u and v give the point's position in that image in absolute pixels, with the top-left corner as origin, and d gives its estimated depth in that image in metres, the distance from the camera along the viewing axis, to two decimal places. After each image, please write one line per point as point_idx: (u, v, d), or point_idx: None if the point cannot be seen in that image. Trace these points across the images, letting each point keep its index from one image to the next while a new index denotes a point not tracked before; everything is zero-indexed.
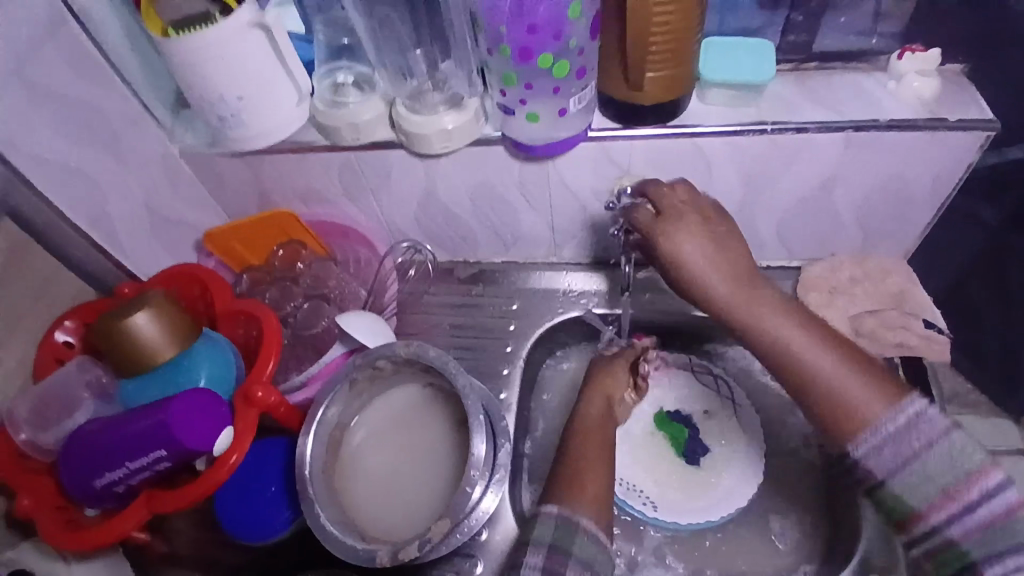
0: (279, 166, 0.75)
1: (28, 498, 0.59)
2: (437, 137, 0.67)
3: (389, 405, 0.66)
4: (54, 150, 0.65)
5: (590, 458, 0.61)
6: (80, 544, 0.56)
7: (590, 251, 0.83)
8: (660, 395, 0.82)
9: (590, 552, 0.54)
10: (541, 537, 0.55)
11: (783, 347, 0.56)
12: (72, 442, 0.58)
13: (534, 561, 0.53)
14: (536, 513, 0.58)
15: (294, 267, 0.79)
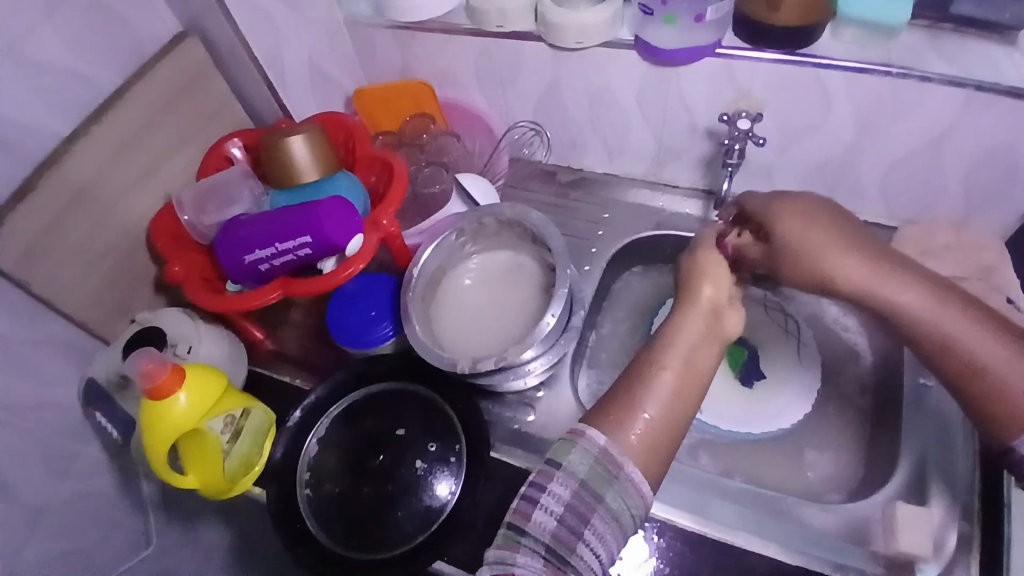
0: (427, 46, 0.83)
1: (180, 268, 0.71)
2: (573, 32, 0.74)
3: (486, 262, 0.76)
4: None
5: (653, 394, 0.54)
6: (219, 305, 0.68)
7: (691, 175, 0.88)
8: None
9: (623, 504, 0.50)
10: (571, 468, 0.50)
11: (889, 296, 0.55)
12: (230, 226, 0.70)
13: (561, 491, 0.49)
14: (572, 436, 0.52)
15: (421, 137, 0.88)
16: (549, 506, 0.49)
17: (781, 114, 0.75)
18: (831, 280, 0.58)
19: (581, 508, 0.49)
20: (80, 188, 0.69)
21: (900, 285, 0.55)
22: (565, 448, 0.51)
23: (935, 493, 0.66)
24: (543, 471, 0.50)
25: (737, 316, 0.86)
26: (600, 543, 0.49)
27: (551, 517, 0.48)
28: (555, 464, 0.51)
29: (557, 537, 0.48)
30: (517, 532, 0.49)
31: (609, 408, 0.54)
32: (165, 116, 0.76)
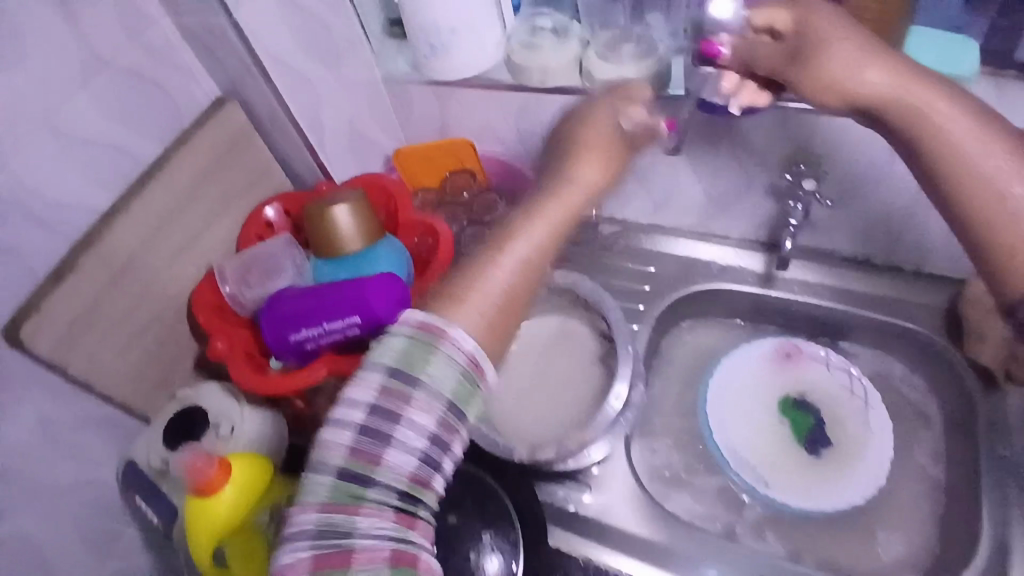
0: (466, 103, 0.82)
1: (223, 343, 0.69)
2: (621, 89, 0.71)
3: (535, 330, 0.73)
4: (292, 57, 0.74)
5: (504, 268, 0.58)
6: (264, 384, 0.66)
7: (741, 228, 0.84)
8: (788, 380, 0.81)
9: (477, 415, 0.50)
10: (398, 381, 0.46)
11: (944, 117, 0.49)
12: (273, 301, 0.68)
13: (422, 417, 0.46)
14: (433, 338, 0.47)
15: (462, 195, 0.85)
16: (407, 438, 0.46)
17: (841, 168, 0.71)
18: (896, 108, 0.51)
19: (449, 428, 0.47)
20: (123, 264, 0.67)
21: (958, 111, 0.49)
22: (422, 353, 0.47)
23: None
24: (398, 393, 0.46)
25: (795, 377, 0.81)
26: (457, 455, 0.49)
27: (413, 452, 0.46)
28: (410, 377, 0.46)
29: (420, 469, 0.46)
30: (367, 467, 0.45)
31: (447, 300, 0.54)
32: (207, 185, 0.74)
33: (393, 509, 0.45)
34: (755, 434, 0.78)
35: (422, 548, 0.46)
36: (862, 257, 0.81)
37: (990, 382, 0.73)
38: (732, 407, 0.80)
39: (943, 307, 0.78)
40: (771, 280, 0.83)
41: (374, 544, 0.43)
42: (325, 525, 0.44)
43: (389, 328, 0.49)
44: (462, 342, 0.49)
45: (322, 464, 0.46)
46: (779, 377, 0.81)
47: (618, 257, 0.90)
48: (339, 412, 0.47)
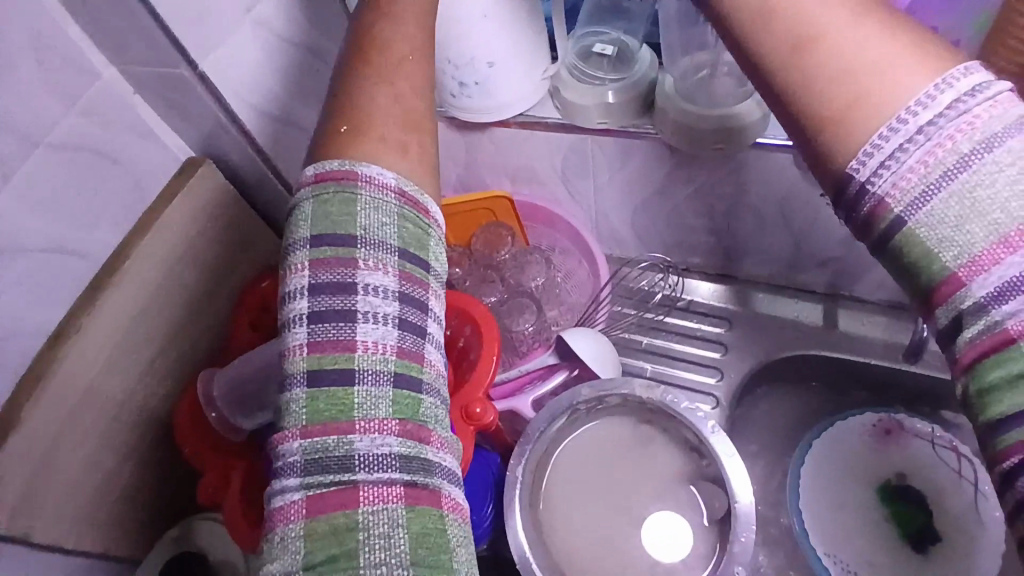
0: (498, 142, 0.66)
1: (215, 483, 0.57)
2: (714, 136, 0.57)
3: (599, 438, 0.59)
4: (273, 103, 0.58)
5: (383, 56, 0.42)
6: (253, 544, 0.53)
7: (829, 282, 0.70)
8: (884, 460, 0.69)
9: (442, 258, 0.39)
10: (323, 245, 0.36)
11: None
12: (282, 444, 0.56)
13: (377, 281, 0.36)
14: (342, 165, 0.37)
15: (495, 254, 0.70)
16: (378, 325, 0.35)
17: None
18: (792, 67, 0.34)
19: (413, 283, 0.37)
20: (86, 395, 0.52)
21: (913, 85, 0.32)
22: (342, 201, 0.36)
23: None
24: (339, 261, 0.35)
25: (893, 460, 0.68)
26: (441, 323, 0.38)
27: (388, 324, 0.35)
28: (327, 235, 0.36)
29: (405, 344, 0.35)
30: (342, 361, 0.34)
31: (341, 145, 0.38)
32: (183, 274, 0.58)
33: (394, 417, 0.34)
34: (857, 537, 0.66)
35: (445, 477, 0.34)
36: None
37: None
38: (826, 505, 0.67)
39: None
40: (867, 345, 0.69)
41: (377, 471, 0.32)
42: (308, 462, 0.33)
43: (296, 193, 0.38)
44: (384, 178, 0.37)
45: (288, 378, 0.35)
46: (875, 463, 0.69)
47: (680, 316, 0.75)
48: (283, 314, 0.36)
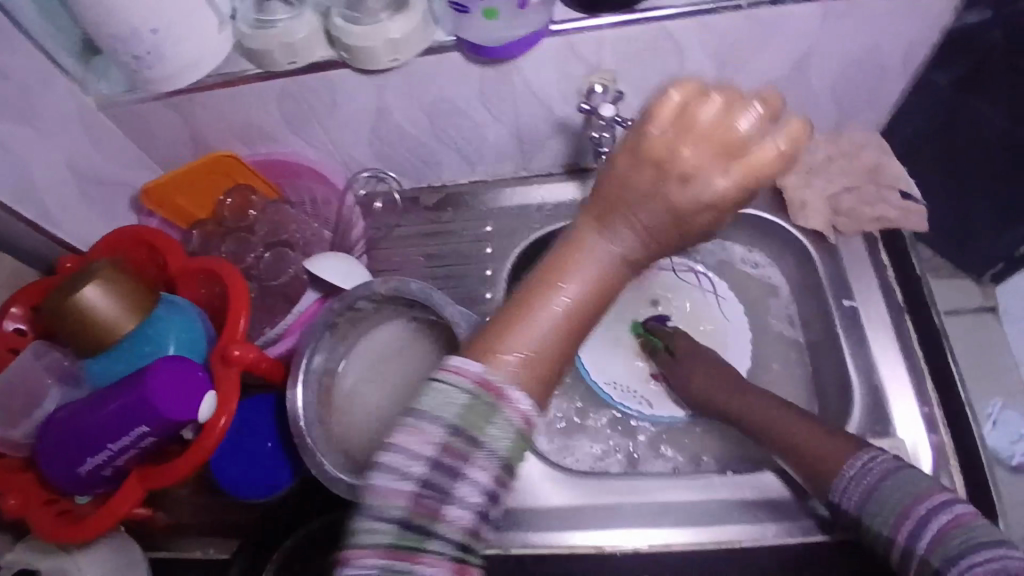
0: (210, 106, 0.68)
1: (16, 498, 0.59)
2: (386, 49, 0.60)
3: (372, 346, 0.64)
4: None
5: (533, 329, 0.43)
6: (76, 534, 0.57)
7: (558, 160, 0.79)
8: (643, 296, 0.80)
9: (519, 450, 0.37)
10: (449, 451, 0.35)
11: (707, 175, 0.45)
12: (47, 428, 0.58)
13: (477, 476, 0.36)
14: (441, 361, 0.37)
15: (245, 216, 0.73)
16: (465, 508, 0.35)
17: (640, 78, 0.67)
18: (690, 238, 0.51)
19: (455, 459, 0.35)
20: None
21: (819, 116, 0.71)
22: (476, 418, 0.35)
23: (896, 418, 0.65)
24: (452, 455, 0.35)
25: (647, 294, 0.80)
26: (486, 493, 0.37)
27: (466, 510, 0.36)
28: (465, 434, 0.35)
29: (456, 529, 0.35)
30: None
31: (475, 350, 0.42)
32: None
33: None
34: (633, 367, 0.78)
35: None
36: None
37: (821, 241, 0.74)
38: (605, 353, 0.78)
39: (766, 182, 0.78)
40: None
41: None
42: None
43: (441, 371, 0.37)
44: (469, 370, 0.37)
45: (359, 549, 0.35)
46: (636, 304, 0.80)
47: (445, 226, 0.82)
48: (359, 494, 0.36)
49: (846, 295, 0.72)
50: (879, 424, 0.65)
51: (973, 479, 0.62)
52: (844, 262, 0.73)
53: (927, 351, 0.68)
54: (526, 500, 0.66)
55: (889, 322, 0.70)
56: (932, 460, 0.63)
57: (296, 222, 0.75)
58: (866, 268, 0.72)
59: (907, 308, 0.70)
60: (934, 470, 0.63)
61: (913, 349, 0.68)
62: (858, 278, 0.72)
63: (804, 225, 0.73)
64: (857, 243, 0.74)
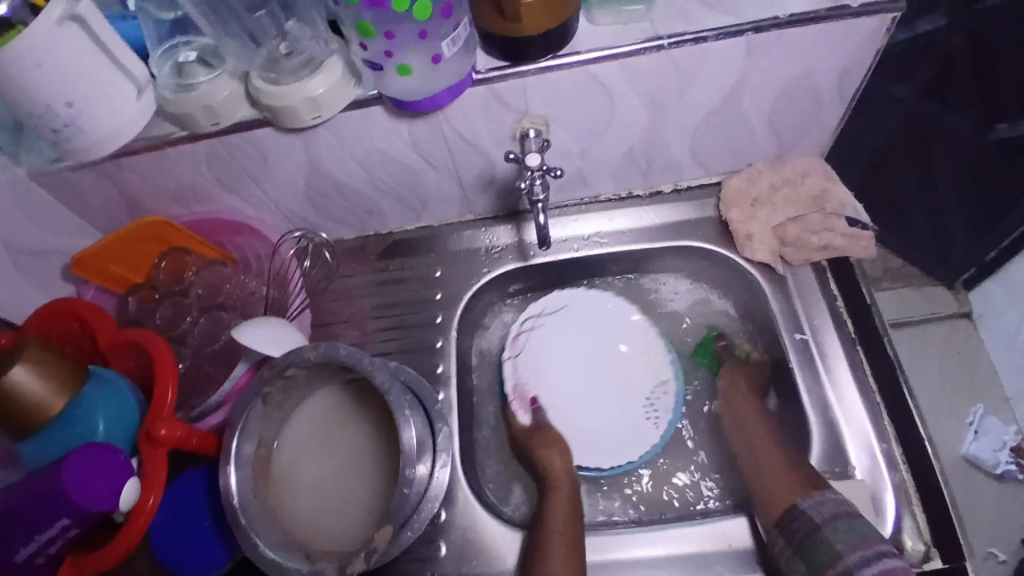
0: (140, 170, 0.67)
1: None
2: (306, 108, 0.60)
3: (309, 415, 0.62)
4: None
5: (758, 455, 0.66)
6: None
7: (502, 203, 0.78)
8: (541, 365, 0.77)
9: None
10: None
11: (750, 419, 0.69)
12: None
13: None
14: None
15: (181, 279, 0.73)
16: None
17: (573, 121, 0.67)
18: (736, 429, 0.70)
19: None
20: None
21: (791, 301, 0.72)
22: None
23: (855, 457, 0.65)
24: None
25: (543, 369, 0.77)
26: None
27: None
28: None
29: None
30: None
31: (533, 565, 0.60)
32: None
33: None
34: (611, 401, 0.75)
35: None
36: (624, 192, 0.78)
37: (771, 271, 0.74)
38: (581, 434, 0.74)
39: (713, 215, 0.77)
40: (530, 250, 0.79)
41: None
42: None
43: None
44: None
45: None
46: (544, 382, 0.77)
47: (391, 278, 0.80)
48: None
49: (801, 324, 0.71)
50: (838, 463, 0.65)
51: (933, 515, 0.62)
52: (794, 292, 0.72)
53: (881, 381, 0.68)
54: (481, 564, 0.64)
55: (844, 354, 0.69)
56: (892, 501, 0.62)
57: (231, 281, 0.75)
58: (819, 301, 0.72)
59: (860, 338, 0.70)
60: (895, 508, 0.62)
61: (869, 378, 0.68)
62: (812, 310, 0.71)
63: (752, 257, 0.73)
64: (807, 272, 0.73)
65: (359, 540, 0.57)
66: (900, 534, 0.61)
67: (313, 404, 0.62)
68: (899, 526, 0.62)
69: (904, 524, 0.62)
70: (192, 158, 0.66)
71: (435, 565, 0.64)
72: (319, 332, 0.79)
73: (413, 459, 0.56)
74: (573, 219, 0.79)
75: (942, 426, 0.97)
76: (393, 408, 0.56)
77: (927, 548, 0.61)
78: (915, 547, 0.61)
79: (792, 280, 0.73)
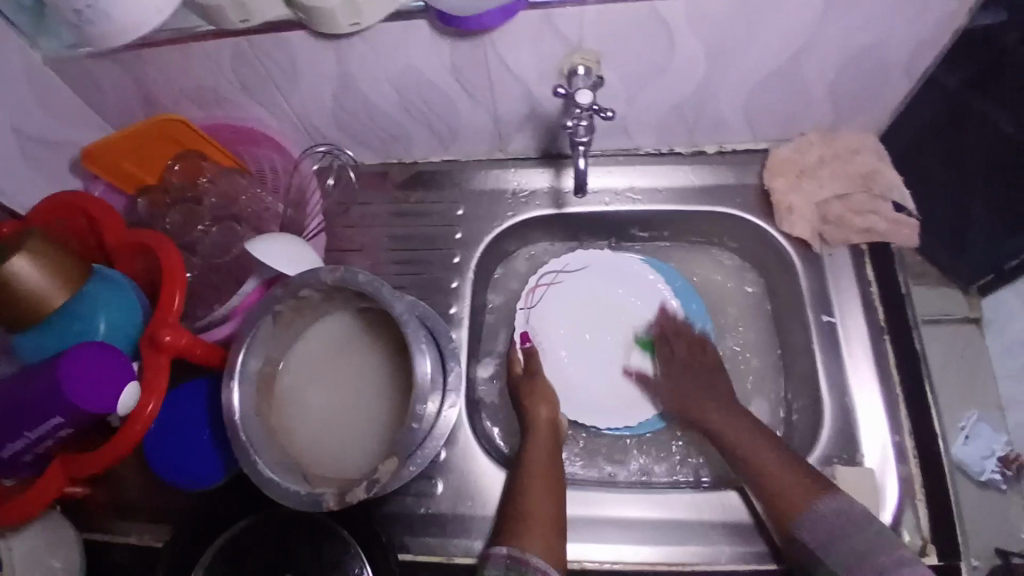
0: (158, 63, 0.62)
1: None
2: (345, 12, 0.55)
3: (319, 339, 0.60)
4: None
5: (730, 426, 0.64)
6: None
7: (536, 145, 0.74)
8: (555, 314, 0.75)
9: None
10: None
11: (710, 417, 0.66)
12: None
13: None
14: None
15: (196, 184, 0.70)
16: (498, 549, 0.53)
17: (624, 63, 0.62)
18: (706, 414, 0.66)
19: None
20: None
21: (823, 281, 0.70)
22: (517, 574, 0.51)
23: (866, 444, 0.64)
24: None
25: (555, 319, 0.75)
26: None
27: None
28: None
29: None
30: None
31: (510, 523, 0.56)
32: None
33: None
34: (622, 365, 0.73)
35: None
36: (665, 149, 0.74)
37: (806, 248, 0.71)
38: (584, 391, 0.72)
39: (754, 184, 0.73)
40: (565, 197, 0.75)
41: None
42: None
43: None
44: None
45: None
46: (552, 334, 0.74)
47: (412, 210, 0.77)
48: None
49: (830, 306, 0.69)
50: (848, 450, 0.64)
51: (934, 511, 0.61)
52: (826, 273, 0.70)
53: (902, 372, 0.66)
54: (475, 507, 0.63)
55: (869, 341, 0.68)
56: (896, 493, 0.62)
57: (247, 193, 0.71)
58: (852, 284, 0.70)
59: (889, 327, 0.68)
60: (898, 499, 0.62)
61: (890, 368, 0.66)
62: (843, 293, 0.69)
63: (789, 231, 0.70)
64: (843, 254, 0.71)
65: (359, 471, 0.55)
66: (899, 526, 0.61)
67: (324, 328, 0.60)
68: (899, 516, 0.61)
69: (904, 514, 0.61)
70: (214, 56, 0.62)
71: (430, 503, 0.63)
72: (331, 258, 0.76)
73: (425, 396, 0.54)
74: (606, 170, 0.75)
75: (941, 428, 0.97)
76: (410, 340, 0.54)
77: (924, 542, 0.60)
78: (913, 541, 0.60)
79: (827, 260, 0.71)
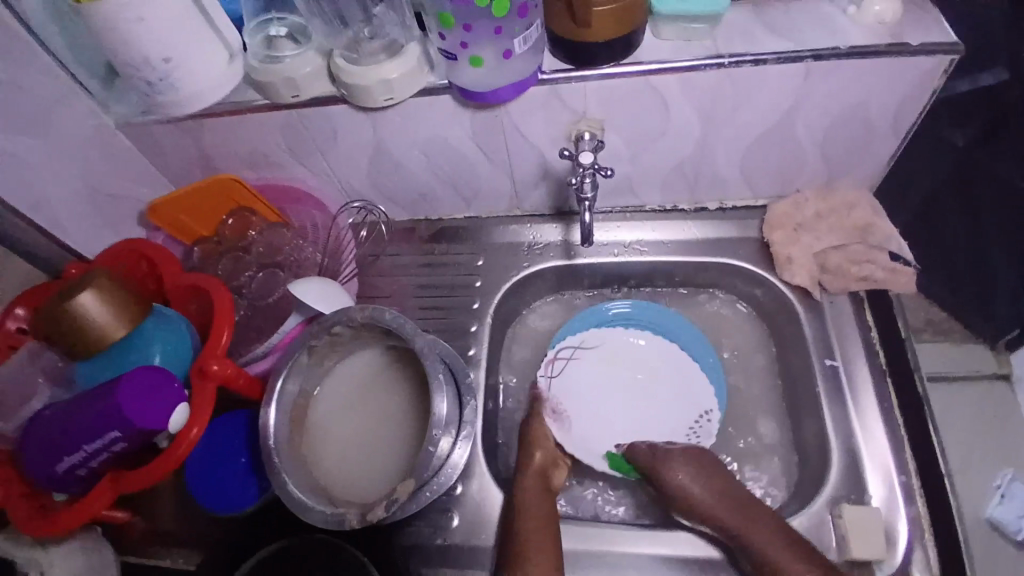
0: (220, 131, 0.72)
1: None
2: (380, 89, 0.64)
3: (347, 373, 0.66)
4: None
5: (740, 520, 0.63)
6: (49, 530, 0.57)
7: (550, 202, 0.81)
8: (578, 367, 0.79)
9: None
10: None
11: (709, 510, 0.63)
12: (31, 429, 0.59)
13: None
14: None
15: (245, 236, 0.79)
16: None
17: (627, 129, 0.70)
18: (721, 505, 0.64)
19: None
20: None
21: (824, 328, 0.73)
22: None
23: (872, 485, 0.65)
24: None
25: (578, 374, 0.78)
26: None
27: None
28: None
29: None
30: None
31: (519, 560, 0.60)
32: None
33: None
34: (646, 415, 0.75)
35: None
36: (670, 205, 0.80)
37: (807, 296, 0.75)
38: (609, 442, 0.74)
39: (755, 236, 0.78)
40: (576, 249, 0.81)
41: None
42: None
43: None
44: None
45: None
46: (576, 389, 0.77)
47: (437, 262, 0.84)
48: None
49: (832, 351, 0.72)
50: (855, 491, 0.65)
51: (944, 553, 0.61)
52: (827, 320, 0.73)
53: (906, 415, 0.68)
54: (489, 539, 0.66)
55: (872, 385, 0.70)
56: (905, 534, 0.62)
57: (289, 244, 0.80)
58: (853, 330, 0.73)
59: (890, 371, 0.70)
60: (907, 541, 0.62)
61: (892, 411, 0.68)
62: (844, 339, 0.72)
63: (790, 280, 0.74)
64: (843, 301, 0.74)
65: (379, 495, 0.59)
66: (909, 567, 0.61)
67: (352, 363, 0.66)
68: (909, 557, 0.62)
69: (915, 555, 0.62)
70: (267, 125, 0.71)
71: (446, 535, 0.66)
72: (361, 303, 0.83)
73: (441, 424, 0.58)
74: (615, 225, 0.81)
75: (969, 485, 0.95)
76: (428, 372, 0.59)
77: None
78: None
79: (827, 307, 0.74)
